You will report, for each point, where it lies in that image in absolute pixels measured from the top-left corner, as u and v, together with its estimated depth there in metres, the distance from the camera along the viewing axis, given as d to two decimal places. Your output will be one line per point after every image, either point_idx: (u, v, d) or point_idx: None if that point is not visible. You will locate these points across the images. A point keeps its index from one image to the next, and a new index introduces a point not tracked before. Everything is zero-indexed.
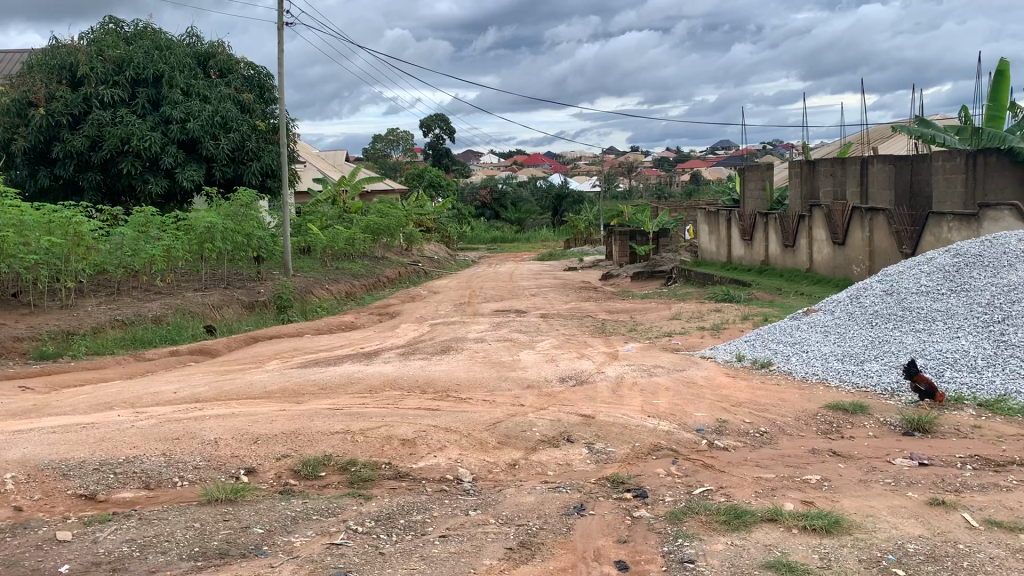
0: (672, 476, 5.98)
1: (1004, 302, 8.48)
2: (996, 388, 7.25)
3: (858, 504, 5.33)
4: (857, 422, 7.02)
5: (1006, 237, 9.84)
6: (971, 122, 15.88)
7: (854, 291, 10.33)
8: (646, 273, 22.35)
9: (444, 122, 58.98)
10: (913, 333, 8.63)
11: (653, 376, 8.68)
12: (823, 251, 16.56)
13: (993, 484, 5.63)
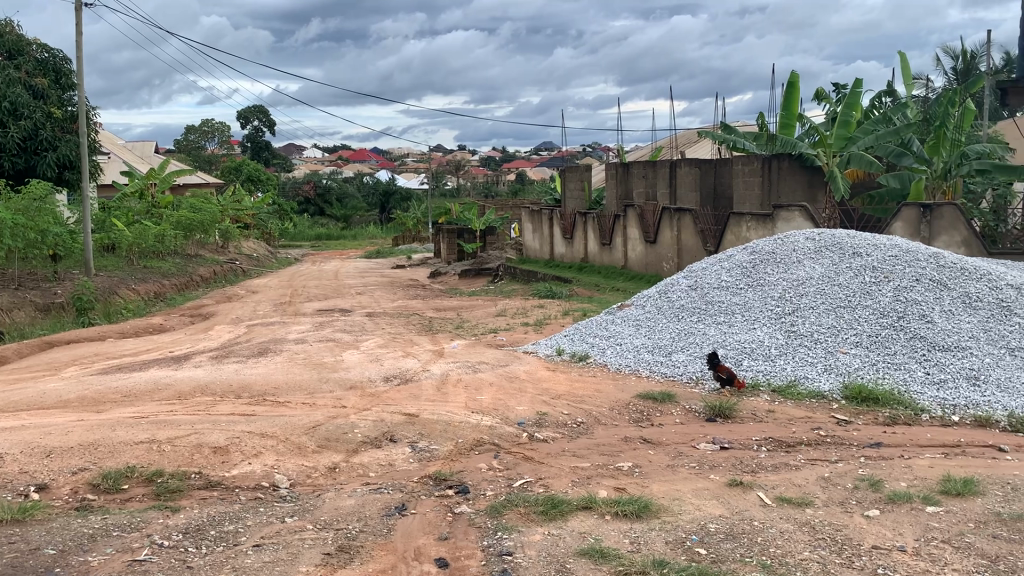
0: (493, 470, 6.07)
1: (794, 295, 9.21)
2: (787, 374, 7.87)
3: (666, 488, 5.63)
4: (665, 410, 7.41)
5: (796, 236, 10.69)
6: (766, 129, 17.13)
7: (663, 286, 10.90)
8: (473, 271, 22.56)
9: (264, 115, 56.87)
10: (714, 325, 9.22)
11: (477, 372, 8.77)
12: (636, 249, 17.35)
13: (784, 463, 6.11)
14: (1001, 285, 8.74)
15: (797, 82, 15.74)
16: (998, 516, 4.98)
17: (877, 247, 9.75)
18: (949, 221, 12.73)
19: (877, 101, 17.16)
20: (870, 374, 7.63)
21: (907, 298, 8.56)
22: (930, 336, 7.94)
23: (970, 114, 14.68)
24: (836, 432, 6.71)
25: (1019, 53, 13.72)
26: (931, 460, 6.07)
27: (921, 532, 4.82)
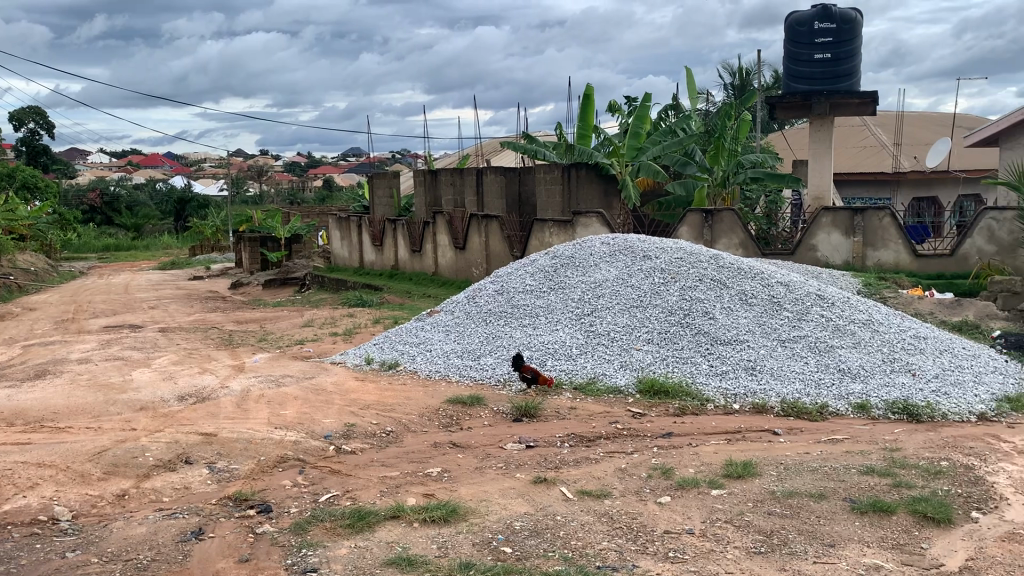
0: (298, 486, 5.90)
1: (592, 297, 9.63)
2: (588, 372, 8.22)
3: (474, 490, 5.71)
4: (474, 413, 7.52)
5: (593, 240, 11.19)
6: (565, 139, 17.81)
7: (471, 291, 11.05)
8: (279, 281, 21.89)
9: (41, 117, 52.30)
10: (519, 328, 9.45)
11: (281, 386, 8.48)
12: (446, 256, 17.48)
13: (585, 458, 6.37)
14: (773, 283, 9.56)
15: (591, 94, 16.50)
16: (773, 494, 5.44)
17: (665, 249, 10.39)
18: (729, 225, 13.85)
19: (665, 114, 18.23)
20: (661, 368, 8.11)
21: (692, 296, 9.18)
22: (713, 330, 8.56)
23: (744, 126, 15.88)
24: (632, 425, 7.08)
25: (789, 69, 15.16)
26: (715, 446, 6.54)
27: (708, 514, 5.18)
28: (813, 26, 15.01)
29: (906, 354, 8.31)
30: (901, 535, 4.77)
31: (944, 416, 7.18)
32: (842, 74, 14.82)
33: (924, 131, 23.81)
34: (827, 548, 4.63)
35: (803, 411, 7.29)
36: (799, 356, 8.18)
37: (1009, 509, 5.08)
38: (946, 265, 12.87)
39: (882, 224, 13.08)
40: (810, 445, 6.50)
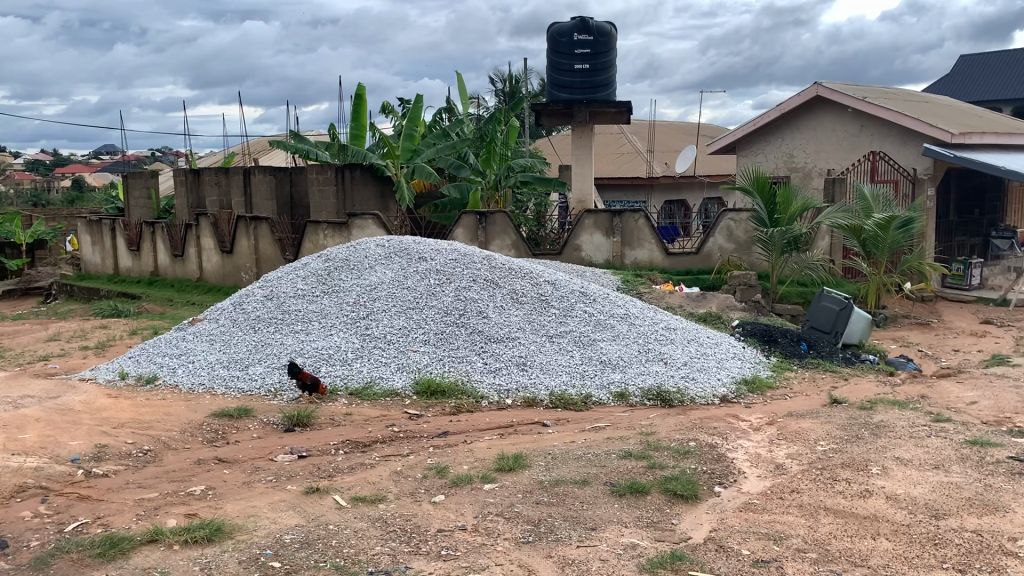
0: (40, 517, 5.37)
1: (366, 300, 9.53)
2: (363, 377, 8.13)
3: (241, 506, 5.46)
4: (242, 426, 7.20)
5: (366, 242, 11.09)
6: (337, 140, 17.52)
7: (238, 298, 10.58)
8: (19, 291, 19.84)
9: None
10: (291, 334, 9.17)
11: (20, 408, 7.67)
12: (212, 260, 16.61)
13: (359, 463, 6.30)
14: (541, 282, 9.97)
15: (363, 95, 16.37)
16: (540, 484, 5.67)
17: (439, 251, 10.50)
18: (501, 227, 14.27)
19: (438, 117, 18.43)
20: (436, 368, 8.19)
21: (466, 296, 9.36)
22: (485, 329, 8.77)
23: (512, 132, 16.15)
24: (408, 426, 7.10)
25: (551, 76, 15.83)
26: (488, 442, 6.71)
27: (480, 509, 5.30)
28: (573, 37, 15.83)
29: (659, 344, 8.97)
30: (654, 513, 5.13)
31: (692, 400, 7.85)
32: (598, 84, 15.70)
33: (674, 139, 25.80)
34: (589, 532, 4.89)
35: (570, 402, 7.67)
36: (565, 350, 8.59)
37: (746, 481, 5.63)
38: (693, 261, 14.03)
39: (637, 225, 14.04)
40: (575, 435, 6.85)
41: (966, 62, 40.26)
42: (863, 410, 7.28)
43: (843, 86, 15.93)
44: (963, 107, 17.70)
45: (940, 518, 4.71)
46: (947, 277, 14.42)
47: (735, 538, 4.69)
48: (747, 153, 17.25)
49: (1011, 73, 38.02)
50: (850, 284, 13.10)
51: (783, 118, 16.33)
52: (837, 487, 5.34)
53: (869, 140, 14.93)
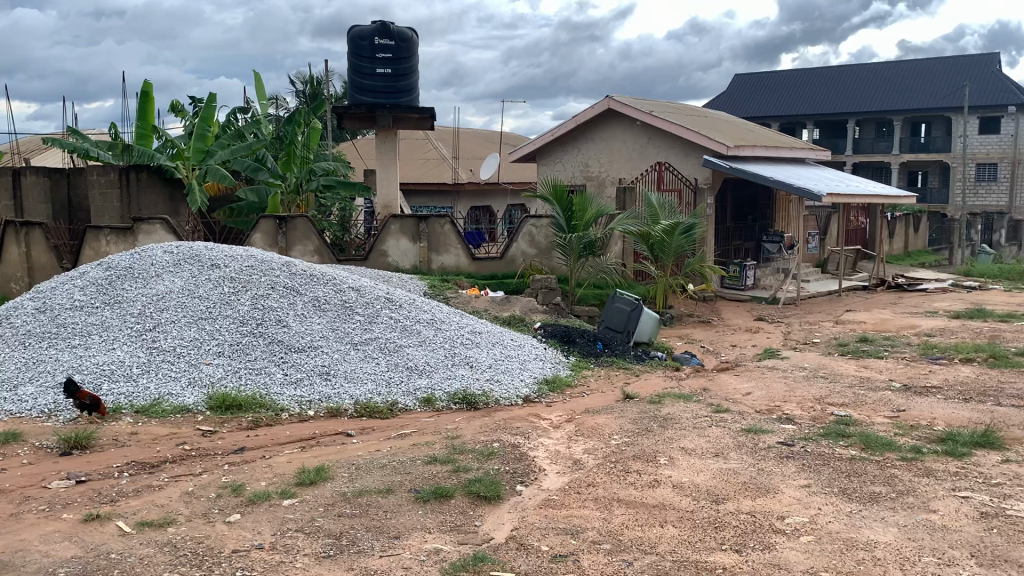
0: None
1: (154, 310, 8.93)
2: (151, 393, 7.59)
3: (7, 541, 4.94)
4: (9, 452, 6.52)
5: (153, 249, 10.42)
6: (121, 139, 16.32)
7: (4, 311, 9.59)
8: None
9: None
10: (67, 349, 8.41)
11: None
12: None
13: (146, 486, 5.89)
14: (344, 288, 9.79)
15: (150, 91, 15.37)
16: (343, 496, 5.55)
17: (234, 258, 10.05)
18: (302, 232, 13.88)
19: (233, 117, 17.65)
20: (232, 382, 7.81)
21: (264, 305, 9.01)
22: (285, 339, 8.48)
23: (314, 134, 16.19)
24: (201, 444, 6.72)
25: (353, 80, 15.62)
26: (289, 455, 6.49)
27: (277, 526, 5.10)
28: (374, 41, 15.65)
29: (464, 348, 9.05)
30: (457, 516, 5.16)
31: (496, 402, 7.99)
32: (402, 89, 15.68)
33: (477, 147, 26.24)
34: (392, 540, 4.84)
35: (375, 410, 7.58)
36: (370, 358, 8.46)
37: (545, 478, 5.79)
38: (497, 266, 14.31)
39: (443, 231, 14.13)
40: (380, 443, 6.77)
41: (742, 80, 43.68)
42: (654, 404, 7.72)
43: (633, 99, 16.84)
44: (736, 122, 19.24)
45: (719, 502, 5.06)
46: (726, 278, 15.61)
47: (535, 535, 4.80)
48: (546, 161, 17.82)
49: (779, 92, 41.73)
50: (641, 286, 13.87)
51: (579, 129, 17.02)
52: (630, 479, 5.61)
53: (656, 151, 15.87)
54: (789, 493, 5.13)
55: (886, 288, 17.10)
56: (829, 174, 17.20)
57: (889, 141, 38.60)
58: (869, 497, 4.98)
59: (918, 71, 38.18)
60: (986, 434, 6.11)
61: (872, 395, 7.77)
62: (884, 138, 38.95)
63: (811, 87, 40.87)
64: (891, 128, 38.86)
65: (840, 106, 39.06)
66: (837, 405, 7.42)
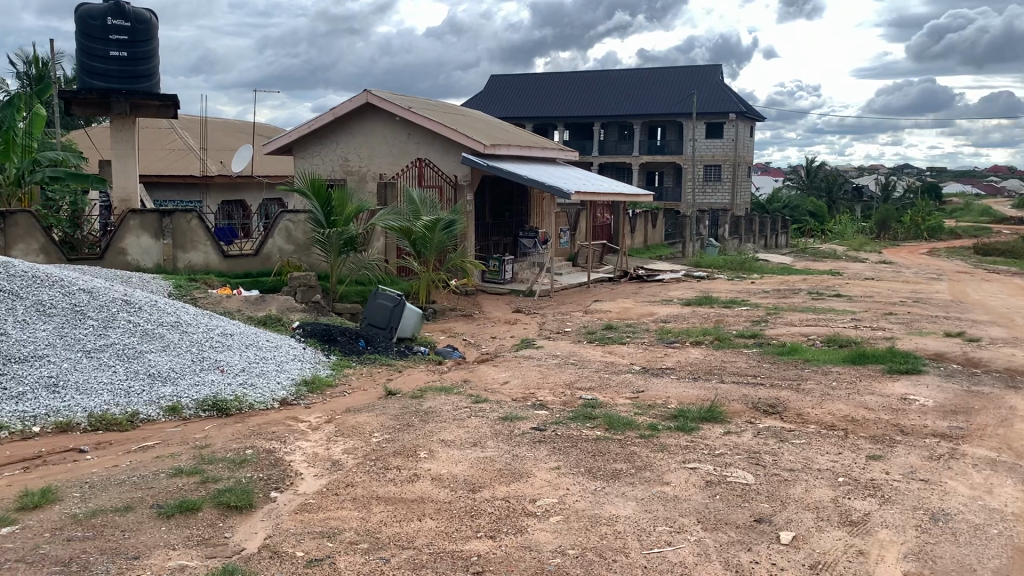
0: None
1: None
2: None
3: None
4: None
5: None
6: None
7: None
8: None
9: None
10: None
11: None
12: None
13: None
14: (73, 290, 8.91)
15: None
16: (73, 518, 5.04)
17: None
18: (25, 229, 12.51)
19: None
20: None
21: None
22: (3, 348, 7.55)
23: (39, 121, 14.55)
24: None
25: (81, 62, 14.22)
26: (9, 479, 5.80)
27: None
28: (107, 21, 14.38)
29: (214, 352, 8.55)
30: (205, 530, 4.86)
31: (250, 406, 7.63)
32: (140, 74, 14.56)
33: (228, 138, 24.97)
34: (130, 561, 4.45)
35: (112, 423, 6.97)
36: (105, 366, 7.76)
37: (301, 482, 5.61)
38: (252, 264, 13.69)
39: (190, 227, 13.28)
40: (118, 458, 6.24)
41: (498, 80, 45.15)
42: (414, 398, 7.74)
43: (391, 94, 16.78)
44: (492, 120, 19.81)
45: (476, 491, 5.16)
46: (486, 273, 16.00)
47: (290, 542, 4.63)
48: (303, 154, 17.30)
49: (532, 95, 43.51)
50: (403, 281, 13.87)
51: (337, 122, 16.69)
52: (389, 476, 5.58)
53: (415, 147, 15.94)
54: (540, 476, 5.35)
55: (629, 279, 18.35)
56: (578, 173, 18.19)
57: (631, 143, 41.49)
58: (612, 475, 5.31)
59: (655, 80, 41.38)
60: (711, 408, 6.74)
61: (616, 378, 8.32)
62: (626, 140, 41.73)
63: (561, 90, 43.02)
64: (632, 131, 41.73)
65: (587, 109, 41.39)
66: (584, 389, 7.86)
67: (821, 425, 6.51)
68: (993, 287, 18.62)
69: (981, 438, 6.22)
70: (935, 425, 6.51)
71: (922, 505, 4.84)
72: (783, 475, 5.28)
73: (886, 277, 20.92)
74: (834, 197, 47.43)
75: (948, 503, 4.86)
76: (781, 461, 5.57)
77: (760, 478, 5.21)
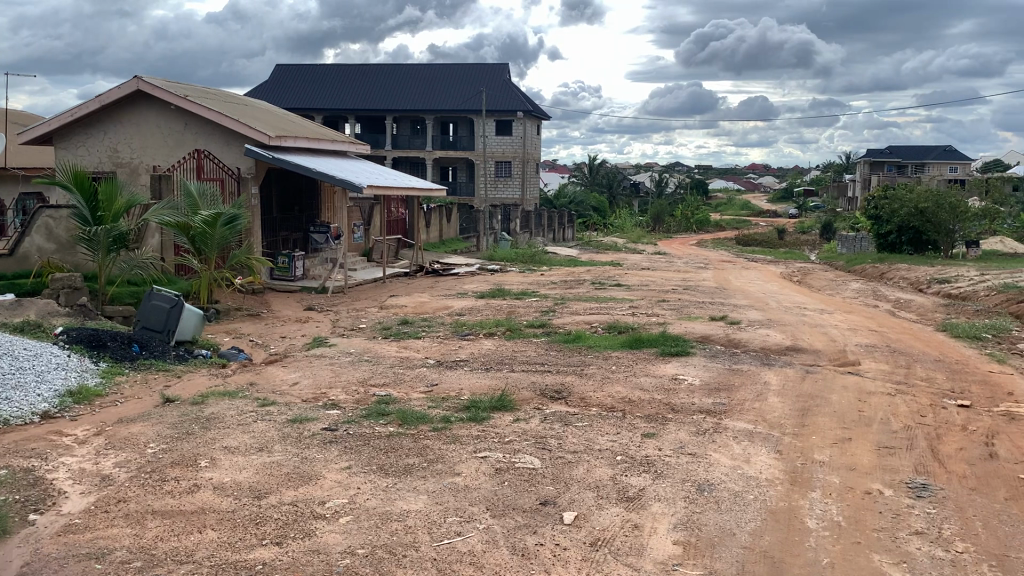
0: None
1: None
2: None
3: None
4: None
5: None
6: None
7: None
8: None
9: None
10: None
11: None
12: None
13: None
14: None
15: None
16: None
17: None
18: None
19: None
20: None
21: None
22: None
23: None
24: None
25: None
26: None
27: None
28: None
29: None
30: None
31: (5, 422, 6.87)
32: None
33: None
34: None
35: None
36: None
37: (66, 502, 5.14)
38: (6, 265, 12.36)
39: None
40: None
41: (285, 71, 43.70)
42: (195, 405, 7.32)
43: (164, 82, 15.77)
44: (278, 111, 19.14)
45: (262, 497, 4.97)
46: (275, 270, 15.44)
47: (52, 567, 4.23)
48: (65, 144, 15.87)
49: (320, 87, 42.45)
50: (183, 281, 13.09)
51: (103, 110, 15.45)
52: (166, 488, 5.24)
53: (194, 137, 15.11)
54: (330, 478, 5.23)
55: (424, 274, 18.39)
56: (370, 167, 18.00)
57: (423, 138, 41.58)
58: (403, 470, 5.30)
59: (445, 75, 41.74)
60: (501, 397, 6.89)
61: (409, 373, 8.31)
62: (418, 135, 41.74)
63: (352, 83, 42.36)
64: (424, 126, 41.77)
65: (378, 103, 40.98)
66: (377, 386, 7.79)
67: (602, 408, 6.86)
68: (752, 274, 20.46)
69: (741, 412, 6.81)
70: (702, 402, 7.04)
71: (690, 477, 5.22)
72: (567, 458, 5.50)
73: (660, 267, 22.40)
74: (615, 193, 50.11)
75: (712, 474, 5.28)
76: (565, 444, 5.79)
77: (545, 462, 5.40)
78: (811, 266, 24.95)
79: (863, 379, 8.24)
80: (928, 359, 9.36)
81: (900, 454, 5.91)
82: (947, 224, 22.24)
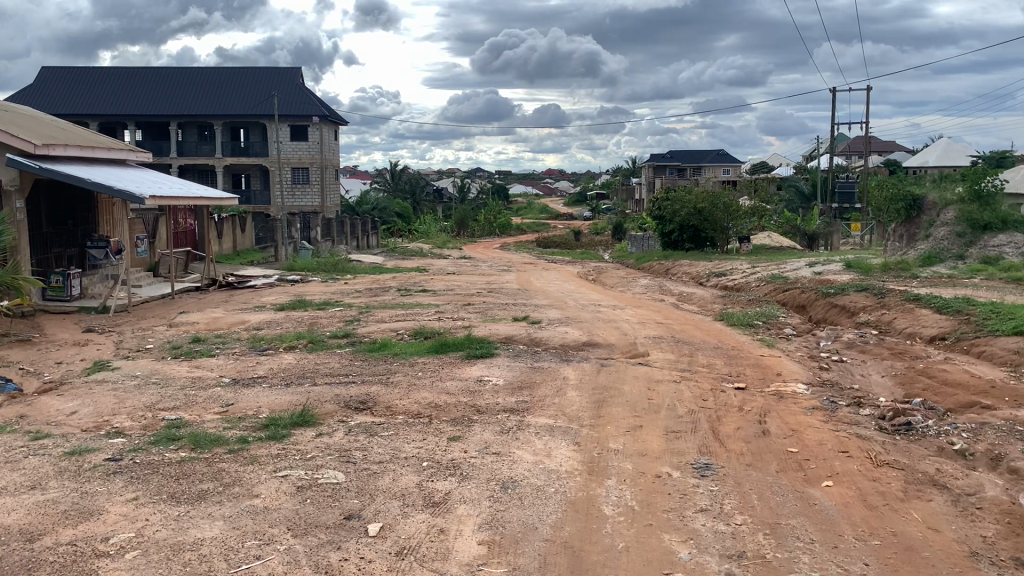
0: None
1: None
2: None
3: None
4: None
5: None
6: None
7: None
8: None
9: None
10: None
11: None
12: None
13: None
14: None
15: None
16: None
17: None
18: None
19: None
20: None
21: None
22: None
23: None
24: None
25: None
26: None
27: None
28: None
29: None
30: None
31: None
32: None
33: None
34: None
35: None
36: None
37: None
38: None
39: None
40: None
41: (55, 74, 40.31)
42: None
43: None
44: (44, 116, 17.55)
45: (35, 540, 4.52)
46: (47, 290, 14.15)
47: None
48: None
49: (95, 91, 39.50)
50: None
51: None
52: None
53: None
54: (114, 511, 4.86)
55: (219, 288, 17.56)
56: (153, 176, 16.92)
57: (212, 144, 39.66)
58: (197, 496, 5.02)
59: (235, 80, 40.08)
60: (303, 413, 6.69)
61: (203, 393, 7.88)
62: (206, 141, 39.73)
63: (132, 87, 39.74)
64: (213, 131, 39.83)
65: (161, 108, 38.67)
66: (167, 410, 7.32)
67: (407, 415, 6.83)
68: (550, 275, 21.16)
69: (542, 408, 7.01)
70: (505, 402, 7.18)
71: (494, 476, 5.31)
72: (372, 469, 5.43)
73: (465, 271, 22.69)
74: (417, 198, 50.18)
75: (516, 471, 5.39)
76: (369, 455, 5.72)
77: (350, 475, 5.30)
78: (604, 265, 26.19)
79: (653, 368, 8.73)
80: (709, 347, 10.08)
81: (685, 437, 6.32)
82: (723, 221, 24.21)
